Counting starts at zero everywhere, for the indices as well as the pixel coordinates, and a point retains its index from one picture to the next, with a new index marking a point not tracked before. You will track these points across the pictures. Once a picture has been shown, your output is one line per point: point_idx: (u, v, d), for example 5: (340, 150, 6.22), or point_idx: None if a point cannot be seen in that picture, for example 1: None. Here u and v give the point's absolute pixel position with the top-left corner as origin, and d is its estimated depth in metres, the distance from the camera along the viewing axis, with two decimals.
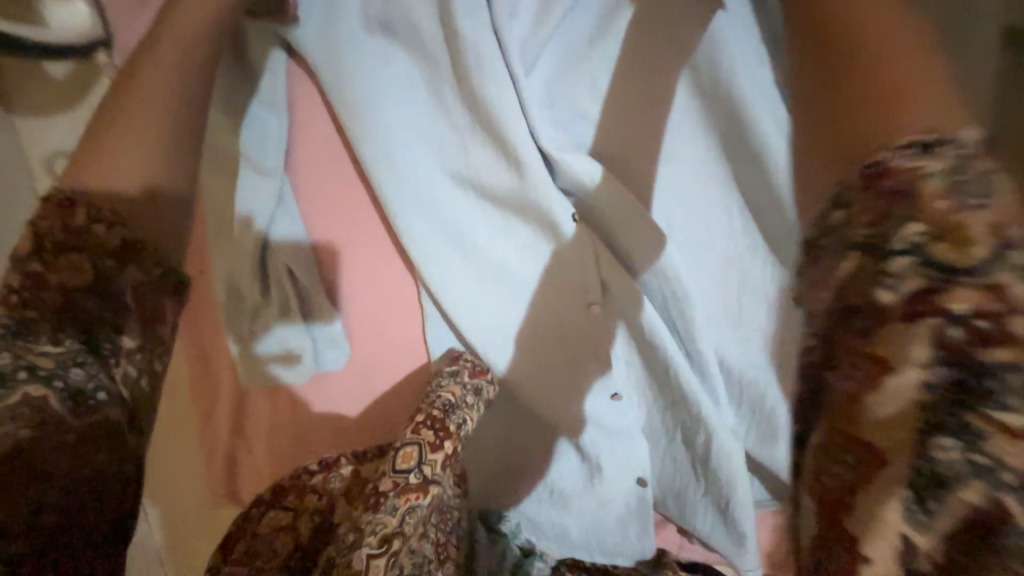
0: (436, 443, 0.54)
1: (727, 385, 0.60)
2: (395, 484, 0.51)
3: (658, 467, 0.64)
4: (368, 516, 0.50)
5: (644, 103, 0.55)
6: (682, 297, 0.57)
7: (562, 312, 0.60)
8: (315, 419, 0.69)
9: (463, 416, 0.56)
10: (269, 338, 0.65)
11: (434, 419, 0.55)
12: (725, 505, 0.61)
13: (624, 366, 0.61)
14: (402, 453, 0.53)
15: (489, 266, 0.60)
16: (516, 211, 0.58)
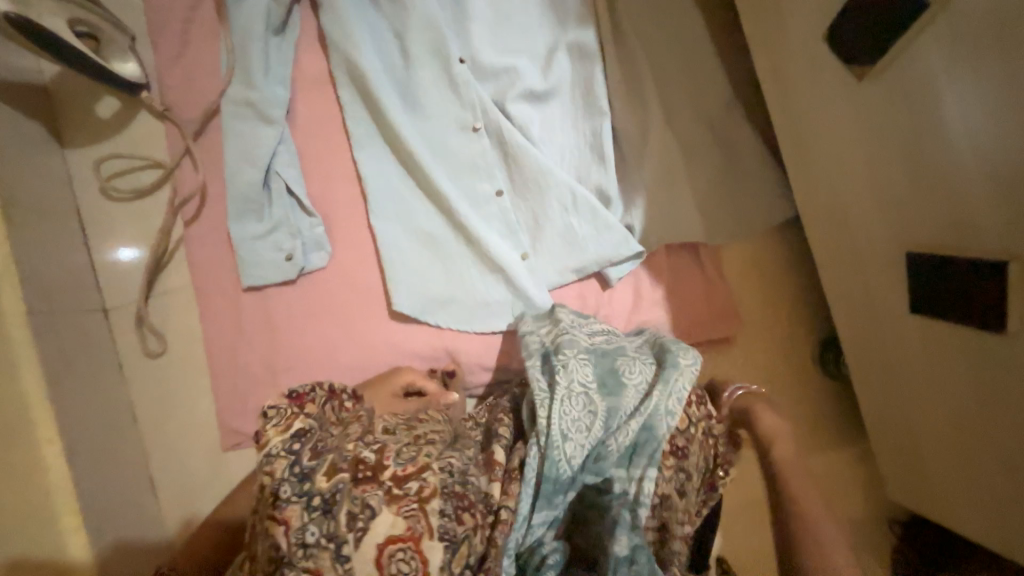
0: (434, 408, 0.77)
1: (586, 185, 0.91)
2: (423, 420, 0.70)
3: (566, 259, 0.90)
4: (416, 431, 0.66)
5: (489, 36, 0.89)
6: (540, 136, 0.90)
7: (470, 165, 0.89)
8: (310, 304, 0.89)
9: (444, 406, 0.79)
10: (265, 239, 0.86)
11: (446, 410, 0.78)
12: (607, 263, 0.89)
13: (523, 193, 0.90)
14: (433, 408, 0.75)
15: (420, 146, 0.88)
16: (418, 108, 0.89)
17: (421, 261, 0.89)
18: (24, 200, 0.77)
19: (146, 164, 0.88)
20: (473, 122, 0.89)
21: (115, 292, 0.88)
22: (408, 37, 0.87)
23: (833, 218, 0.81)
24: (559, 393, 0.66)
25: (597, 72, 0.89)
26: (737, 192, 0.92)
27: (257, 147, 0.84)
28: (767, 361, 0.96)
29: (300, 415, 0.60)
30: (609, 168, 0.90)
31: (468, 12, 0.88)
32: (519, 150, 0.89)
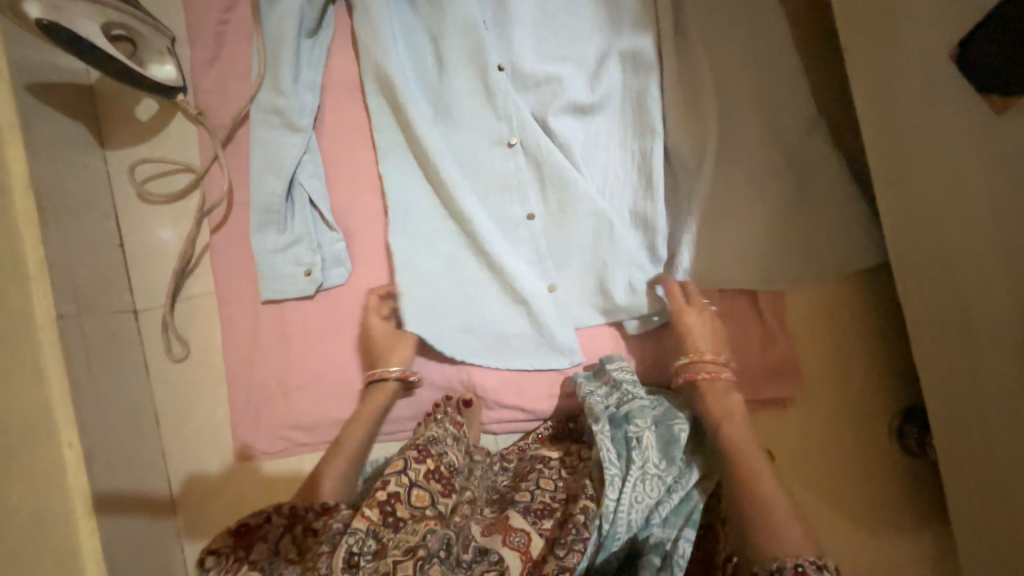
0: (420, 456, 0.68)
1: (630, 212, 0.81)
2: (411, 514, 0.62)
3: (601, 293, 0.81)
4: (391, 537, 0.60)
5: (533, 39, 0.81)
6: (582, 155, 0.81)
7: (502, 184, 0.81)
8: (326, 322, 0.85)
9: (445, 446, 0.71)
10: (285, 252, 0.83)
11: (428, 454, 0.69)
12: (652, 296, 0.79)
13: (557, 217, 0.81)
14: (415, 492, 0.65)
15: (449, 160, 0.81)
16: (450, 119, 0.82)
17: (436, 283, 0.81)
18: (62, 202, 0.78)
19: (179, 168, 0.87)
20: (505, 135, 0.80)
21: (144, 294, 0.89)
22: (444, 39, 0.80)
23: (937, 277, 0.66)
24: (632, 474, 0.65)
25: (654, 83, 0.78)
26: (809, 229, 0.78)
27: (283, 156, 0.81)
28: (831, 428, 0.81)
29: (244, 565, 0.56)
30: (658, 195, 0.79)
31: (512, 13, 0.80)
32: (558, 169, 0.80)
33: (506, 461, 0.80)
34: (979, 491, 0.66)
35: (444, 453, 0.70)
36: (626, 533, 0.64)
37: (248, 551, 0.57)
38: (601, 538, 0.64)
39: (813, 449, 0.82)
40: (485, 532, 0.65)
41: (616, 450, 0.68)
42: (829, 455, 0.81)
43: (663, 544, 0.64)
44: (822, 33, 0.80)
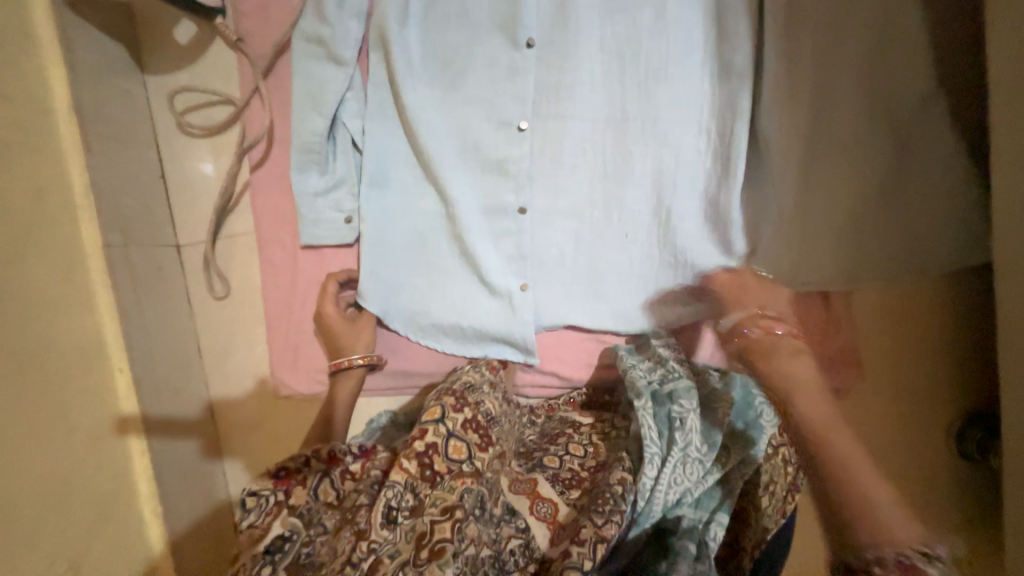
0: (458, 405, 0.64)
1: (695, 177, 0.73)
2: (449, 469, 0.59)
3: (649, 265, 0.77)
4: (426, 492, 0.58)
5: None
6: (649, 110, 0.73)
7: (555, 137, 0.75)
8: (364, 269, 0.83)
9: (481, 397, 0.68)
10: (326, 196, 0.80)
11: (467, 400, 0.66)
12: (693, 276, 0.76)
13: (614, 178, 0.75)
14: (452, 443, 0.61)
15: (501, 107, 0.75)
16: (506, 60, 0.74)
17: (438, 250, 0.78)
18: (105, 129, 0.76)
19: (219, 99, 0.84)
20: (570, 100, 0.74)
21: (187, 229, 0.89)
22: None
23: None
24: (674, 456, 0.62)
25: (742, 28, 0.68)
26: (895, 212, 0.70)
27: (326, 92, 0.76)
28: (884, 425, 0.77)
29: (284, 510, 0.57)
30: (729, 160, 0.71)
31: None
32: (619, 126, 0.74)
33: (535, 418, 0.79)
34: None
35: (481, 402, 0.67)
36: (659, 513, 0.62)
37: (287, 495, 0.58)
38: (635, 515, 0.62)
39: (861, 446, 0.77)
40: (513, 489, 0.65)
41: (656, 426, 0.65)
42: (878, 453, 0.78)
43: (695, 527, 0.62)
44: None
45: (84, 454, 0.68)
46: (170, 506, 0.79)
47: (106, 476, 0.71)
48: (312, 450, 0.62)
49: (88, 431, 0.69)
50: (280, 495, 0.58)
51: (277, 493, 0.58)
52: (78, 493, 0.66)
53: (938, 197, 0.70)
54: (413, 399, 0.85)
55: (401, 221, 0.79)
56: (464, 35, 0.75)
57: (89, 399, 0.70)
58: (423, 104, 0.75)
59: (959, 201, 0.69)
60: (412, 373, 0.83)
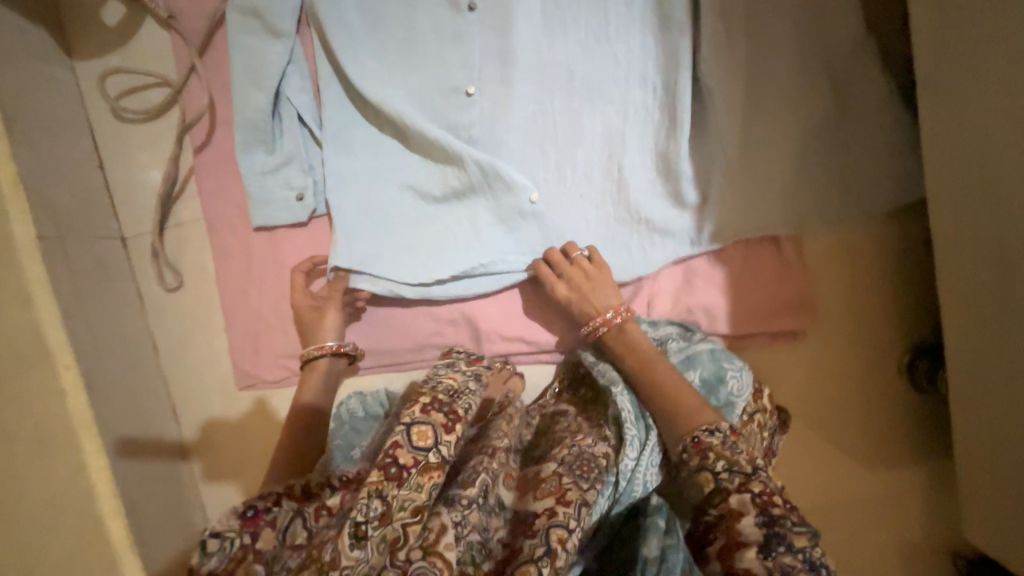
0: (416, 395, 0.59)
1: (644, 131, 0.74)
2: (415, 462, 0.52)
3: (605, 221, 0.77)
4: (393, 493, 0.50)
5: None
6: (593, 66, 0.73)
7: (502, 99, 0.75)
8: (320, 247, 0.81)
9: (467, 399, 0.62)
10: (275, 174, 0.78)
11: (440, 401, 0.58)
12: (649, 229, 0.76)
13: (563, 138, 0.76)
14: (417, 430, 0.54)
15: (447, 72, 0.74)
16: (448, 25, 0.74)
17: (395, 220, 0.78)
18: (30, 117, 0.72)
19: (154, 83, 0.81)
20: (516, 62, 0.74)
21: (131, 221, 0.85)
22: None
23: (983, 195, 0.60)
24: (629, 433, 0.64)
25: None
26: (837, 153, 0.73)
27: (266, 65, 0.74)
28: (841, 363, 0.80)
29: (248, 558, 0.49)
30: (675, 112, 0.72)
31: None
32: (565, 84, 0.74)
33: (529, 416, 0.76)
34: (987, 419, 0.66)
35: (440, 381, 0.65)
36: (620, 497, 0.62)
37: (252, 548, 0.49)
38: (615, 494, 0.62)
39: (821, 383, 0.80)
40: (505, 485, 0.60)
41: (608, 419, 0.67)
42: (837, 391, 0.80)
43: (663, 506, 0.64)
44: None
45: (34, 457, 0.64)
46: (133, 506, 0.75)
47: (60, 478, 0.67)
48: (283, 488, 0.55)
49: (36, 432, 0.66)
50: (242, 538, 0.49)
51: (238, 538, 0.49)
52: (31, 496, 0.63)
53: (874, 136, 0.72)
54: (380, 377, 0.83)
55: (354, 192, 0.77)
56: (404, 2, 0.74)
57: (34, 398, 0.67)
58: (367, 73, 0.74)
59: (893, 139, 0.72)
60: (376, 350, 0.82)
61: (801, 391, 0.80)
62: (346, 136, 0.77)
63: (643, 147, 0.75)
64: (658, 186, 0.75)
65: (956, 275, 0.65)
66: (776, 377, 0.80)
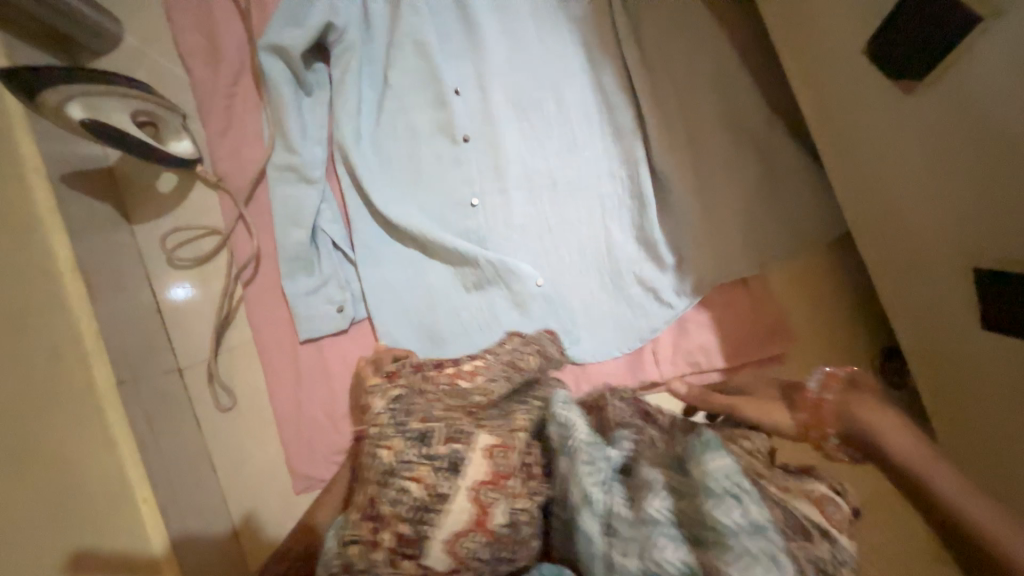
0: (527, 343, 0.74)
1: (619, 210, 0.91)
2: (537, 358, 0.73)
3: (602, 288, 0.91)
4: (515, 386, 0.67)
5: (512, 78, 0.93)
6: (569, 168, 0.92)
7: (500, 203, 0.92)
8: (361, 348, 0.92)
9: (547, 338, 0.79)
10: (316, 293, 0.90)
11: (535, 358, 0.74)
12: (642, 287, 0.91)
13: (555, 226, 0.92)
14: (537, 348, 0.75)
15: (453, 190, 0.91)
16: (449, 156, 0.92)
17: (426, 314, 0.91)
18: (102, 278, 0.84)
19: (204, 232, 0.94)
20: (509, 175, 0.92)
21: (187, 351, 0.95)
22: (434, 88, 0.91)
23: (896, 230, 0.72)
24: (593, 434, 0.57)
25: (618, 103, 0.90)
26: (777, 206, 0.90)
27: (304, 208, 0.89)
28: None
29: (401, 387, 0.61)
30: (643, 192, 0.90)
31: (489, 58, 0.92)
32: (549, 184, 0.92)
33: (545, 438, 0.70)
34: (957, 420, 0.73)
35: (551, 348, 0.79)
36: (612, 550, 0.48)
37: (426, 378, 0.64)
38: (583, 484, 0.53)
39: None
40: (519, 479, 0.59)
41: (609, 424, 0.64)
42: None
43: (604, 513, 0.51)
44: (757, 41, 0.92)
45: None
46: None
47: None
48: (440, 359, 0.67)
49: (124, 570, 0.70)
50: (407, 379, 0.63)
51: (403, 377, 0.63)
52: None
53: (801, 190, 0.90)
54: None
55: (388, 298, 0.91)
56: (411, 143, 0.92)
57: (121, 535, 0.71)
58: (387, 199, 0.90)
59: (814, 190, 0.90)
60: None
61: None
62: (374, 252, 0.91)
63: (623, 224, 0.91)
64: (640, 252, 0.91)
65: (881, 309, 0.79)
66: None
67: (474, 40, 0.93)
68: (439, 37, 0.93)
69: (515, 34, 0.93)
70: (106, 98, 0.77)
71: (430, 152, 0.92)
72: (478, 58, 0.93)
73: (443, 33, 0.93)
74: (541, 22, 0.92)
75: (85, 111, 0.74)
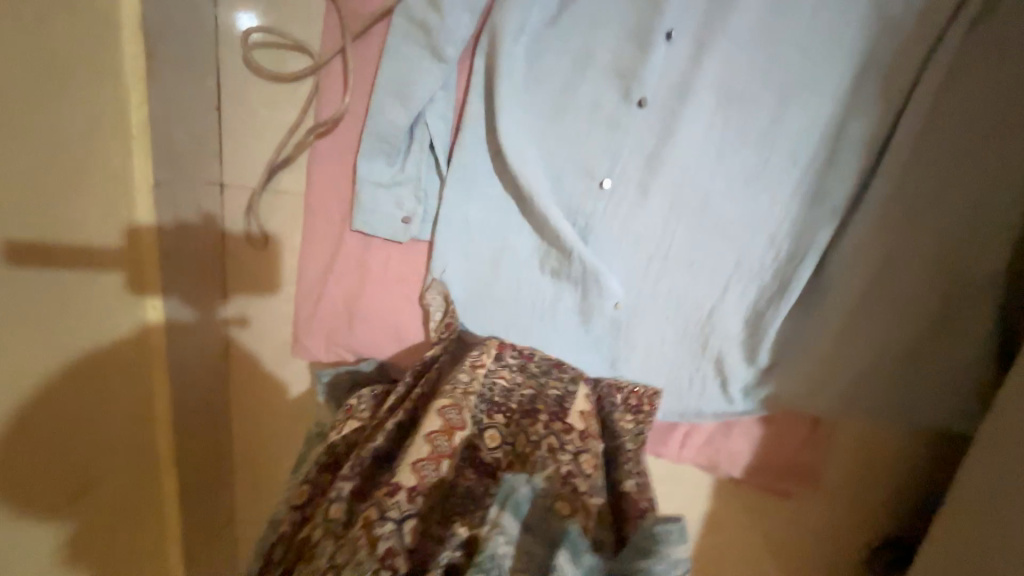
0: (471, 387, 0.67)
1: (751, 279, 0.75)
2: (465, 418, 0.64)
3: (676, 346, 0.80)
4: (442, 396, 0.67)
5: (744, 54, 0.67)
6: (731, 205, 0.73)
7: (625, 199, 0.75)
8: (409, 265, 0.83)
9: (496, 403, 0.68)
10: (388, 189, 0.77)
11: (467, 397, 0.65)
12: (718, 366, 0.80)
13: (671, 257, 0.77)
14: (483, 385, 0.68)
15: (589, 158, 0.73)
16: (608, 117, 0.71)
17: (491, 263, 0.80)
18: (167, 57, 0.69)
19: (295, 45, 0.76)
20: (661, 176, 0.73)
21: (234, 168, 0.84)
22: (646, 13, 0.65)
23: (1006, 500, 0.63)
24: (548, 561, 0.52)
25: (841, 164, 0.68)
26: (918, 371, 0.76)
27: (416, 85, 0.70)
28: (818, 531, 0.88)
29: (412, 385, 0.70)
30: (794, 279, 0.73)
31: (735, 12, 0.65)
32: (697, 211, 0.74)
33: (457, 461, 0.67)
34: None
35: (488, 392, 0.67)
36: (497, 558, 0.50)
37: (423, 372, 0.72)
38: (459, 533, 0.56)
39: (794, 538, 0.89)
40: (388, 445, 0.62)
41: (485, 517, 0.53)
42: (804, 550, 0.90)
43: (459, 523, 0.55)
44: None
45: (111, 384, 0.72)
46: None
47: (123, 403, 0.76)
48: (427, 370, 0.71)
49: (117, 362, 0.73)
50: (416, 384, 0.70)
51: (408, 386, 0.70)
52: None
53: (949, 369, 0.75)
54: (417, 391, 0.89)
55: (457, 229, 0.78)
56: (575, 72, 0.70)
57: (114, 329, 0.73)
58: (515, 130, 0.71)
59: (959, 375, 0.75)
60: None
61: (776, 537, 0.90)
62: (470, 179, 0.76)
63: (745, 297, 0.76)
64: (741, 333, 0.78)
65: (942, 531, 0.71)
66: (758, 524, 0.89)
67: None
68: None
69: None
70: None
71: (590, 98, 0.71)
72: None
73: None
74: None
75: None
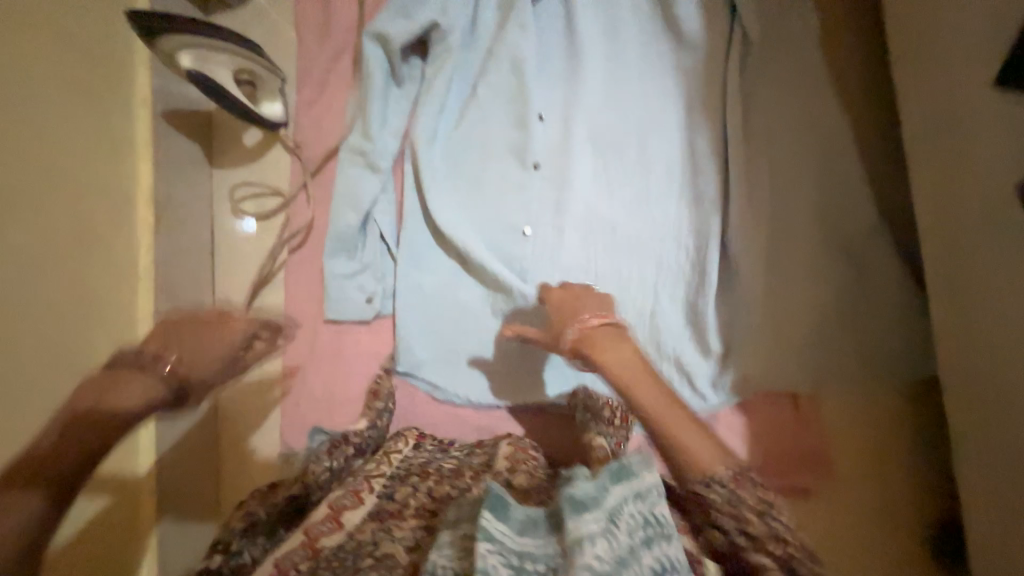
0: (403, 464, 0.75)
1: (678, 277, 0.84)
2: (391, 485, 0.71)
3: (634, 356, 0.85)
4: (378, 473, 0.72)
5: (600, 115, 0.88)
6: (635, 221, 0.86)
7: (548, 239, 0.88)
8: (379, 341, 0.92)
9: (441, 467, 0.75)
10: (352, 278, 0.91)
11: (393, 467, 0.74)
12: (679, 364, 0.83)
13: (602, 275, 0.87)
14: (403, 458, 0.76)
15: (509, 213, 0.89)
16: (515, 182, 0.89)
17: (448, 320, 0.89)
18: (172, 215, 0.90)
19: (271, 191, 0.99)
20: (570, 214, 0.87)
21: (224, 296, 0.99)
22: (519, 107, 0.89)
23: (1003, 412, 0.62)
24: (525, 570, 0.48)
25: (705, 168, 0.83)
26: (860, 322, 0.79)
27: (364, 193, 0.90)
28: (864, 529, 0.79)
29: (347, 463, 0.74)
30: (711, 265, 0.82)
31: (583, 91, 0.88)
32: (609, 232, 0.87)
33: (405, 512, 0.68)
34: None
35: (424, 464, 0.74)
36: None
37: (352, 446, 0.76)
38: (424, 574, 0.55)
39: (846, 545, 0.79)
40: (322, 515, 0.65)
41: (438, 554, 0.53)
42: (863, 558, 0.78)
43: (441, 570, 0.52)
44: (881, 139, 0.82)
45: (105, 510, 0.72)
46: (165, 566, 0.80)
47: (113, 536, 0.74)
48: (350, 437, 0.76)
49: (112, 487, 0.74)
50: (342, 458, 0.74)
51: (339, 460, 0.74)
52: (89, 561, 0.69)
53: (886, 313, 0.79)
54: None
55: (415, 298, 0.90)
56: (481, 156, 0.90)
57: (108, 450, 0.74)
58: (444, 207, 0.89)
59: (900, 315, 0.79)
60: None
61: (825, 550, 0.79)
62: (418, 253, 0.90)
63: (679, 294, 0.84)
64: (687, 328, 0.83)
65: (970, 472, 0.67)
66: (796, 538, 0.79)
67: (574, 69, 0.89)
68: (538, 59, 0.90)
69: (616, 71, 0.88)
70: (216, 52, 0.80)
71: (497, 171, 0.90)
72: (572, 87, 0.89)
73: (545, 56, 0.90)
74: (647, 63, 0.87)
75: (195, 61, 0.78)
